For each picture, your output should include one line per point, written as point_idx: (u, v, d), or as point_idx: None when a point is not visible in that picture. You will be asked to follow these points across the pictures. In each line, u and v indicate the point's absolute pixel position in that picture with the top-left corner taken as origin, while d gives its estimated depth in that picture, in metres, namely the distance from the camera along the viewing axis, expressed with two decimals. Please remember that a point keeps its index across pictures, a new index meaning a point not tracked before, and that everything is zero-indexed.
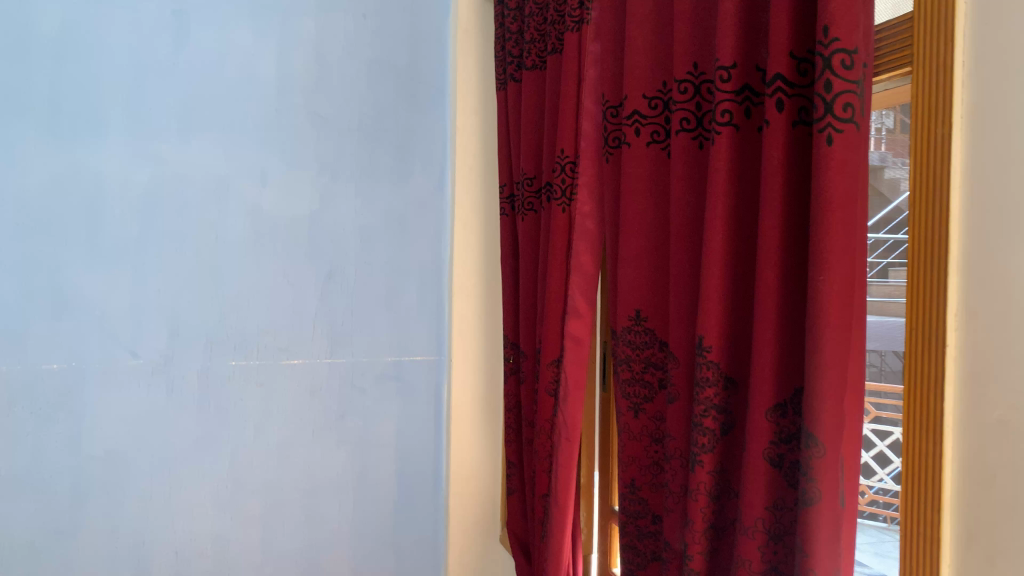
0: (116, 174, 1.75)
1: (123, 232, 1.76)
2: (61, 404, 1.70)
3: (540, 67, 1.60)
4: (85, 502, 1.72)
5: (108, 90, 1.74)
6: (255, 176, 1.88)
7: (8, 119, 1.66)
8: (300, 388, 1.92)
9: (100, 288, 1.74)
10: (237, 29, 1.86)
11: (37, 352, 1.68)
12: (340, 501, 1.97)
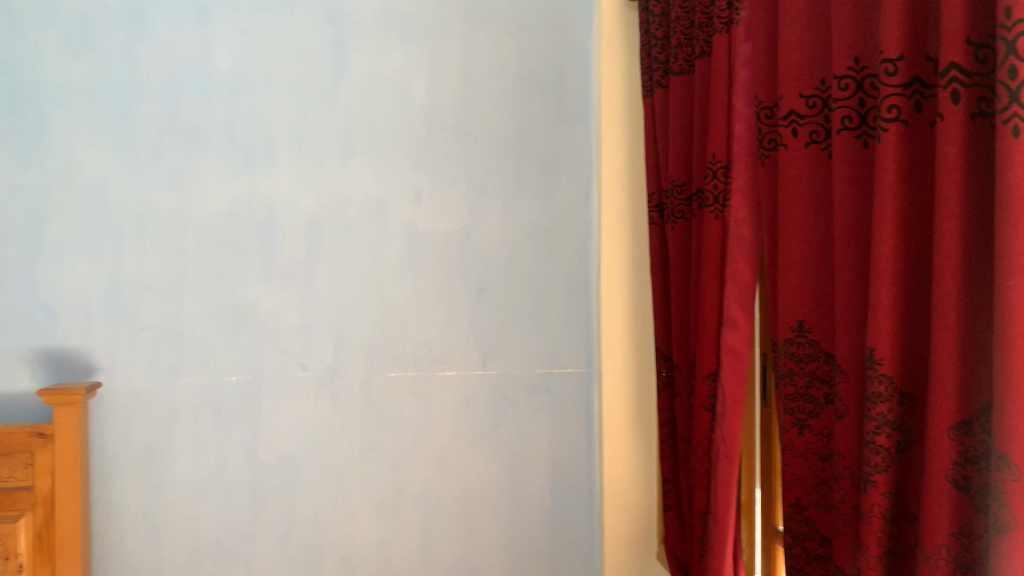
0: (284, 199, 1.89)
1: (292, 254, 1.89)
2: (241, 413, 1.86)
3: (688, 71, 1.56)
4: (263, 504, 1.87)
5: (276, 120, 1.89)
6: (409, 196, 1.95)
7: (191, 154, 1.86)
8: (453, 399, 1.95)
9: (272, 305, 1.89)
10: (389, 54, 1.94)
11: (219, 363, 1.86)
12: (495, 514, 1.97)
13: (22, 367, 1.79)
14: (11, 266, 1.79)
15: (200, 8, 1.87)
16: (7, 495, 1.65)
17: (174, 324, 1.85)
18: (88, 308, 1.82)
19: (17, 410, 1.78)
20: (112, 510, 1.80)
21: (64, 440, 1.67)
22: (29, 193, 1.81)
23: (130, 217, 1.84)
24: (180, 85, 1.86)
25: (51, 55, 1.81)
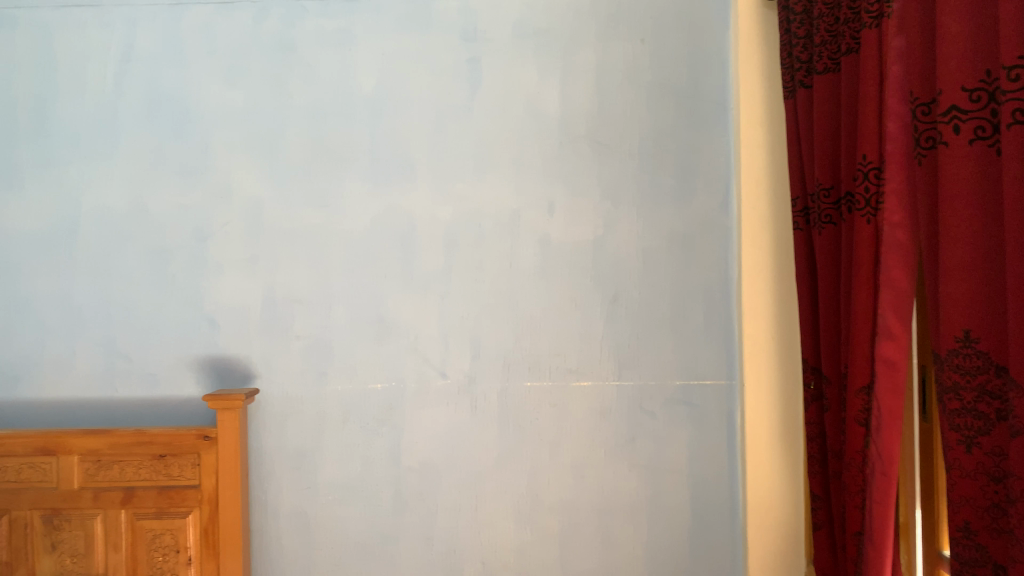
0: (423, 212, 1.96)
1: (431, 265, 1.95)
2: (384, 419, 1.93)
3: (833, 70, 1.50)
4: (406, 508, 1.93)
5: (414, 136, 1.96)
6: (543, 207, 1.96)
7: (337, 172, 1.96)
8: (589, 409, 1.94)
9: (413, 316, 1.95)
10: (522, 68, 1.96)
11: (364, 372, 1.94)
12: (634, 527, 1.94)
13: (189, 373, 1.95)
14: (180, 281, 1.95)
15: (343, 33, 1.96)
16: (177, 493, 1.79)
17: (322, 334, 1.94)
18: (246, 319, 1.95)
19: (186, 413, 1.94)
20: (268, 509, 1.92)
21: (226, 443, 1.79)
22: (195, 213, 1.96)
23: (282, 233, 1.95)
24: (326, 106, 1.96)
25: (211, 85, 1.96)
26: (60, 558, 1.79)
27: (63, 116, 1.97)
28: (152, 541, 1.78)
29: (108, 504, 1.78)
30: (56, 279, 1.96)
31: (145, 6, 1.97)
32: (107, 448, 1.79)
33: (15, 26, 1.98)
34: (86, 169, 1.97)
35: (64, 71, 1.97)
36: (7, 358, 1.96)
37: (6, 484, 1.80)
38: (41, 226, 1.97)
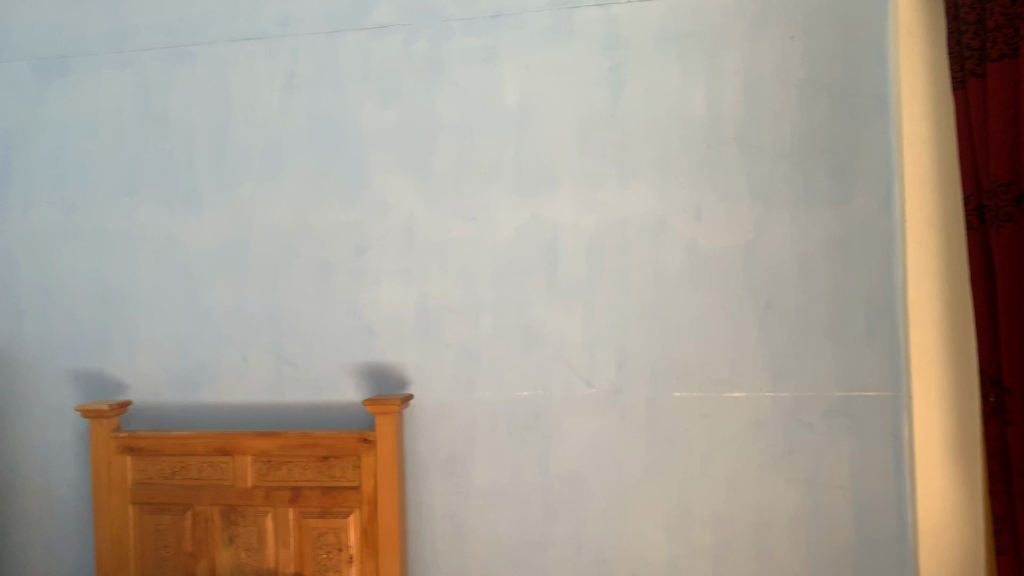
0: (568, 221, 1.97)
1: (576, 273, 1.96)
2: (532, 427, 1.96)
3: (1011, 56, 1.38)
4: (556, 515, 1.94)
5: (559, 146, 1.98)
6: (691, 213, 1.92)
7: (483, 184, 2.00)
8: (743, 421, 1.88)
9: (559, 325, 1.96)
10: (667, 73, 1.94)
11: (512, 380, 1.97)
12: (793, 545, 1.86)
13: (350, 379, 2.05)
14: (340, 293, 2.06)
15: (489, 49, 2.01)
16: (339, 493, 1.88)
17: (473, 343, 1.99)
18: (400, 327, 2.03)
19: (348, 417, 2.05)
20: (423, 511, 1.99)
21: (383, 447, 1.86)
22: (352, 228, 2.06)
23: (433, 246, 2.02)
24: (473, 121, 2.01)
25: (366, 106, 2.07)
26: (237, 551, 1.92)
27: (236, 141, 2.13)
28: (317, 538, 1.89)
29: (277, 501, 1.91)
30: (231, 292, 2.12)
31: (306, 35, 2.10)
32: (277, 449, 1.92)
33: (195, 62, 2.16)
34: (256, 190, 2.12)
35: (236, 100, 2.14)
36: (190, 365, 2.14)
37: (190, 481, 1.96)
38: (218, 243, 2.14)
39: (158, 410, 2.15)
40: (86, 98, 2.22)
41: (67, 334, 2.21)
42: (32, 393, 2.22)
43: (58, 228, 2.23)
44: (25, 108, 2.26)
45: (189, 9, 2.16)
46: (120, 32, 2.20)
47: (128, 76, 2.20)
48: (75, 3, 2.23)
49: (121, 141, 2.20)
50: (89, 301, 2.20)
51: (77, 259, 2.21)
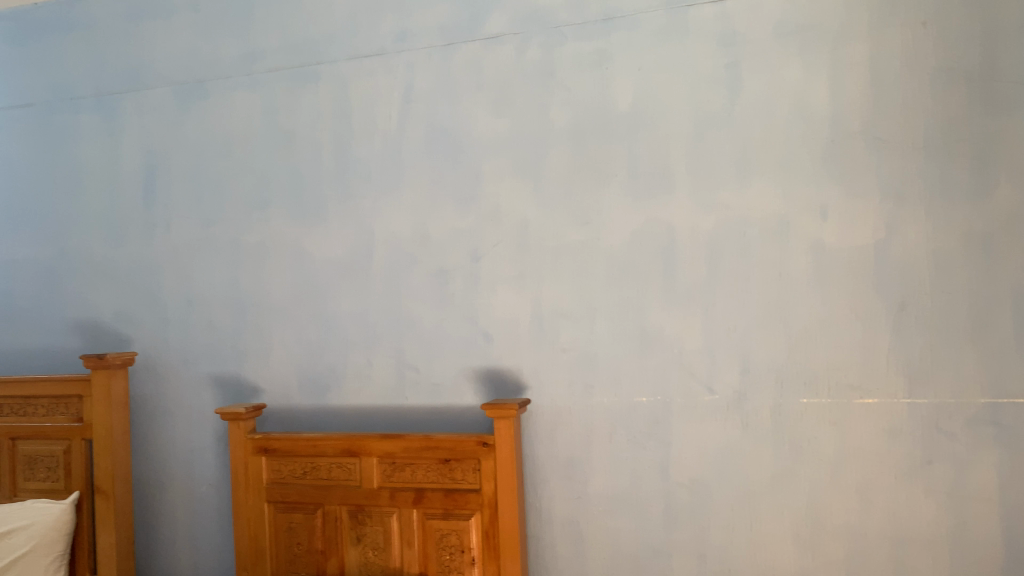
0: (685, 223, 1.93)
1: (694, 276, 1.92)
2: (652, 434, 1.93)
3: None
4: (677, 523, 1.90)
5: (674, 147, 1.95)
6: (815, 211, 1.85)
7: (597, 188, 1.99)
8: (876, 428, 1.79)
9: (678, 329, 1.92)
10: (786, 67, 1.88)
11: (629, 385, 1.95)
12: (934, 560, 1.75)
13: (468, 384, 2.09)
14: (458, 299, 2.10)
15: (601, 53, 2.01)
16: (461, 496, 1.91)
17: (589, 348, 1.98)
18: (517, 332, 2.05)
19: (467, 421, 2.08)
20: (543, 516, 2.00)
21: (502, 451, 1.87)
22: (469, 236, 2.10)
23: (548, 251, 2.03)
24: (586, 126, 2.01)
25: (480, 115, 2.10)
26: (364, 550, 1.99)
27: (357, 154, 2.21)
28: (440, 540, 1.92)
29: (402, 503, 1.96)
30: (355, 300, 2.20)
31: (422, 49, 2.16)
32: (400, 452, 1.97)
33: (318, 80, 2.26)
34: (376, 201, 2.19)
35: (357, 115, 2.22)
36: (318, 370, 2.23)
37: (320, 481, 2.04)
38: (341, 253, 2.22)
39: (290, 413, 2.26)
40: (221, 119, 2.36)
41: (206, 341, 2.35)
42: (176, 397, 2.37)
43: (197, 242, 2.37)
44: (167, 131, 2.42)
45: (312, 29, 2.26)
46: (250, 55, 2.33)
47: (257, 96, 2.32)
48: (209, 31, 2.38)
49: (252, 158, 2.33)
50: (225, 310, 2.33)
51: (215, 271, 2.35)
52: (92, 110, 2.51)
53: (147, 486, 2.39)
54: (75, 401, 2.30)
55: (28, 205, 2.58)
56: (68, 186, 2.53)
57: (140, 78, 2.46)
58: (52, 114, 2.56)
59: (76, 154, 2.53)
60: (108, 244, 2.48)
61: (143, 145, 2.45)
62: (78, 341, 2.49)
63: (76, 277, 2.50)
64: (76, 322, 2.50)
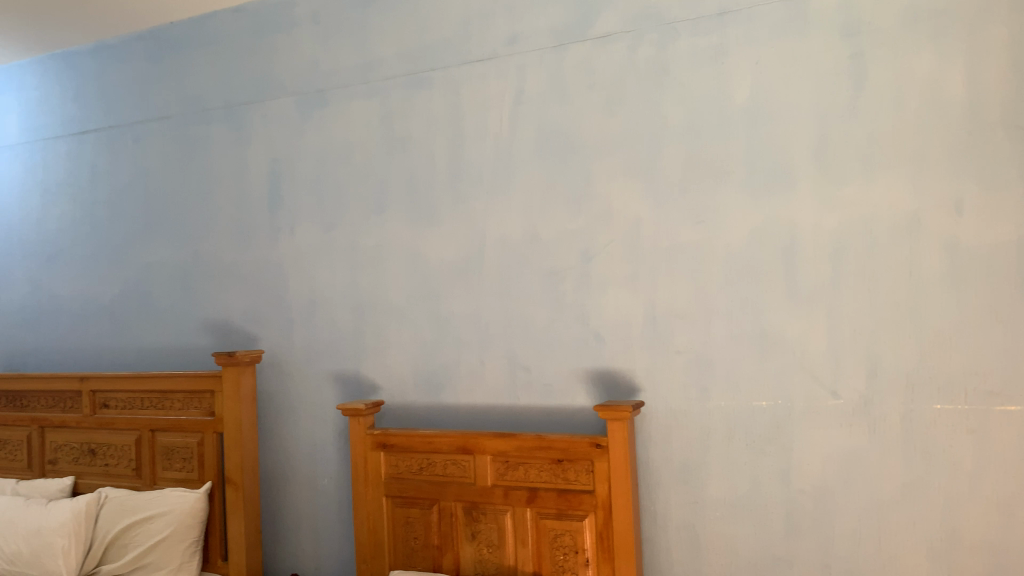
0: (807, 220, 1.86)
1: (817, 276, 1.85)
2: (772, 438, 1.86)
3: None
4: (799, 531, 1.83)
5: (794, 143, 1.88)
6: (949, 207, 1.74)
7: (713, 186, 1.95)
8: (1021, 438, 1.66)
9: (800, 331, 1.85)
10: (917, 55, 1.78)
11: (748, 388, 1.89)
12: None
13: (581, 385, 2.08)
14: (570, 300, 2.10)
15: (716, 48, 1.96)
16: (574, 497, 1.90)
17: (705, 349, 1.94)
18: (630, 334, 2.02)
19: (580, 422, 2.07)
20: (658, 520, 1.97)
21: (616, 452, 1.85)
22: (580, 236, 2.09)
23: (661, 251, 1.99)
24: (700, 123, 1.97)
25: (593, 115, 2.09)
26: (479, 547, 2.01)
27: (470, 157, 2.25)
28: (554, 539, 1.92)
29: (516, 501, 1.97)
30: (468, 301, 2.24)
31: (534, 51, 2.17)
32: (514, 450, 1.98)
33: (432, 86, 2.31)
34: (489, 203, 2.22)
35: (470, 119, 2.25)
36: (433, 369, 2.28)
37: (435, 477, 2.08)
38: (455, 255, 2.26)
39: (406, 411, 2.31)
40: (340, 126, 2.45)
41: (327, 341, 2.44)
42: (299, 394, 2.47)
43: (318, 245, 2.47)
44: (290, 139, 2.53)
45: (426, 37, 2.31)
46: (367, 64, 2.41)
47: (374, 104, 2.39)
48: (329, 41, 2.47)
49: (369, 164, 2.40)
50: (345, 310, 2.42)
51: (334, 273, 2.44)
52: (222, 121, 2.65)
53: (273, 479, 2.49)
54: (208, 396, 2.43)
55: (165, 211, 2.75)
56: (201, 193, 2.68)
57: (265, 89, 2.57)
58: (186, 126, 2.72)
59: (207, 163, 2.68)
60: (236, 247, 2.61)
61: (268, 153, 2.57)
62: (210, 339, 2.64)
63: (208, 279, 2.65)
64: (208, 321, 2.64)
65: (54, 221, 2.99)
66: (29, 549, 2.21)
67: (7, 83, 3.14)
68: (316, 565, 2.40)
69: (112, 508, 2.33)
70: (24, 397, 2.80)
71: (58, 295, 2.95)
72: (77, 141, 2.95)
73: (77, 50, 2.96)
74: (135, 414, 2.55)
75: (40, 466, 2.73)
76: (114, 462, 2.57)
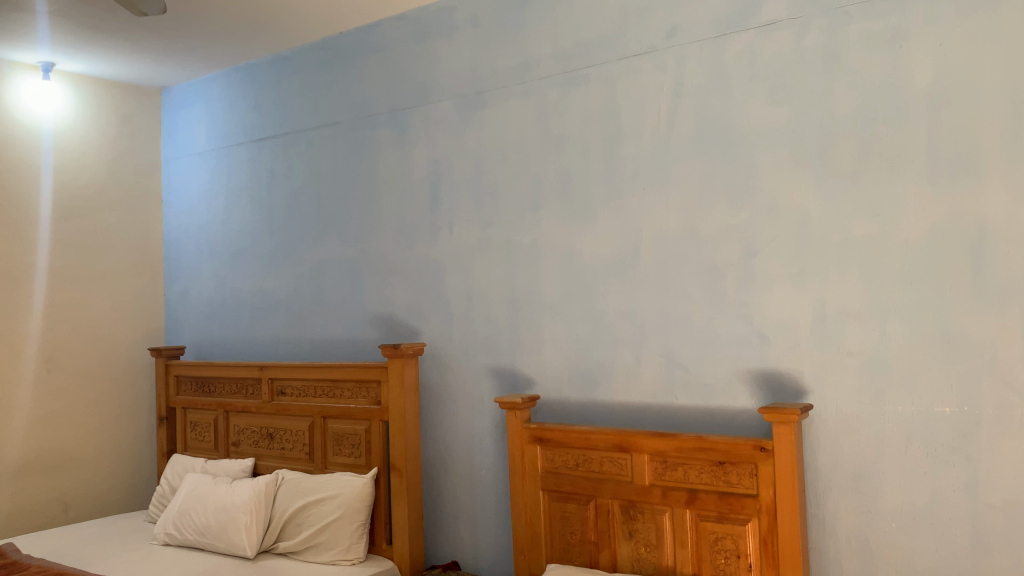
0: (998, 212, 1.70)
1: (1010, 272, 1.68)
2: (957, 448, 1.72)
3: None
4: (987, 549, 1.69)
5: (985, 129, 1.72)
6: None
7: (887, 177, 1.82)
8: None
9: (990, 332, 1.70)
10: None
11: (929, 392, 1.76)
12: None
13: (743, 386, 2.01)
14: (732, 297, 2.03)
15: (893, 30, 1.82)
16: (737, 500, 1.84)
17: (880, 350, 1.82)
18: (796, 333, 1.94)
19: (742, 423, 2.01)
20: (827, 528, 1.87)
21: (782, 456, 1.77)
22: (744, 232, 2.02)
23: (831, 247, 1.89)
24: (875, 110, 1.84)
25: (757, 107, 2.01)
26: (636, 545, 1.99)
27: (626, 153, 2.22)
28: (714, 543, 1.87)
29: (675, 502, 1.94)
30: (624, 298, 2.22)
31: (693, 44, 2.11)
32: (673, 451, 1.94)
33: (589, 83, 2.30)
34: (646, 198, 2.19)
35: (626, 115, 2.23)
36: (589, 366, 2.28)
37: (592, 473, 2.08)
38: (611, 251, 2.25)
39: (562, 406, 2.33)
40: (497, 126, 2.49)
41: (485, 336, 2.49)
42: (459, 386, 2.54)
43: (476, 243, 2.53)
44: (450, 140, 2.60)
45: (583, 34, 2.31)
46: (524, 64, 2.43)
47: (530, 103, 2.42)
48: (487, 44, 2.52)
49: (526, 162, 2.43)
50: (502, 307, 2.46)
51: (491, 269, 2.49)
52: (387, 125, 2.77)
53: (434, 468, 2.58)
54: (374, 386, 2.54)
55: (334, 211, 2.91)
56: (367, 193, 2.82)
57: (427, 93, 2.66)
58: (354, 131, 2.86)
59: (373, 165, 2.80)
60: (399, 245, 2.72)
61: (429, 155, 2.65)
62: (376, 333, 2.77)
63: (373, 275, 2.78)
64: (374, 315, 2.77)
65: (235, 222, 3.23)
66: (216, 523, 2.40)
67: (196, 96, 3.42)
68: (474, 553, 2.46)
69: (288, 489, 2.49)
70: (211, 383, 3.05)
71: (240, 290, 3.20)
72: (256, 147, 3.17)
73: (256, 63, 3.18)
74: (309, 401, 2.71)
75: (225, 447, 2.97)
76: (290, 446, 2.75)
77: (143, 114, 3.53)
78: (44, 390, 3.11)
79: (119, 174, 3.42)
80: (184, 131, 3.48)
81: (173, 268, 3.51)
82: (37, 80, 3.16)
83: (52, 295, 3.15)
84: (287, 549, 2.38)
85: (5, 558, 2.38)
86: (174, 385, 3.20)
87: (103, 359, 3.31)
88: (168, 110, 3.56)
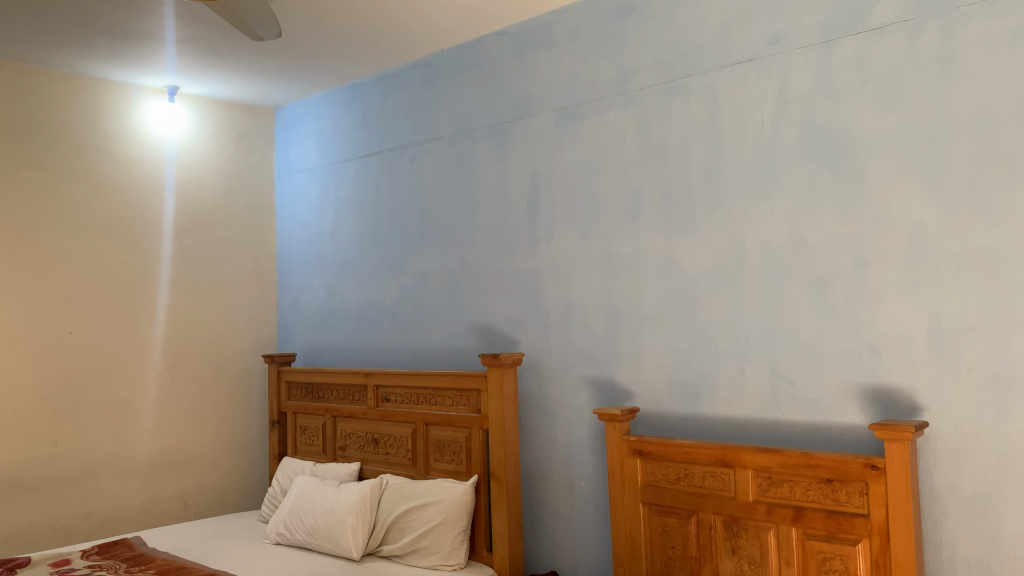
0: None
1: None
2: None
3: None
4: None
5: None
6: None
7: (1010, 183, 1.73)
8: None
9: None
10: None
11: None
12: None
13: (852, 401, 1.94)
14: (840, 310, 1.97)
15: (1016, 30, 1.73)
16: (845, 519, 1.78)
17: (1003, 366, 1.73)
18: (909, 347, 1.86)
19: (851, 440, 1.94)
20: (944, 552, 1.79)
21: (894, 475, 1.70)
22: (853, 242, 1.96)
23: (947, 257, 1.81)
24: (995, 114, 1.76)
25: (866, 113, 1.94)
26: (739, 562, 1.95)
27: (729, 162, 2.19)
28: (822, 563, 1.82)
29: (779, 519, 1.89)
30: (727, 309, 2.18)
31: (798, 50, 2.06)
32: (778, 467, 1.89)
33: (690, 92, 2.28)
34: (749, 209, 2.15)
35: (729, 123, 2.19)
36: (691, 378, 2.25)
37: (694, 488, 2.05)
38: (712, 262, 2.22)
39: (663, 419, 2.31)
40: (596, 138, 2.50)
41: (584, 346, 2.50)
42: (558, 396, 2.55)
43: (575, 253, 2.54)
44: (549, 152, 2.63)
45: (684, 43, 2.29)
46: (624, 75, 2.43)
47: (630, 114, 2.42)
48: (587, 56, 2.53)
49: (625, 172, 2.43)
50: (601, 317, 2.46)
51: (590, 280, 2.49)
52: (487, 139, 2.82)
53: (533, 477, 2.60)
54: (474, 394, 2.59)
55: (437, 223, 2.98)
56: (468, 205, 2.87)
57: (526, 106, 2.70)
58: (456, 145, 2.93)
59: (474, 178, 2.86)
60: (499, 256, 2.76)
61: (528, 167, 2.69)
62: (477, 342, 2.81)
63: (474, 285, 2.83)
64: (475, 325, 2.82)
65: (344, 234, 3.36)
66: (324, 524, 2.49)
67: (307, 114, 3.58)
68: (573, 564, 2.46)
69: (392, 494, 2.56)
70: (320, 389, 3.17)
71: (348, 299, 3.32)
72: (363, 162, 3.29)
73: (363, 81, 3.30)
74: (412, 408, 2.78)
75: (333, 451, 3.07)
76: (393, 452, 2.82)
77: (259, 132, 3.71)
78: (168, 395, 3.30)
79: (236, 189, 3.61)
80: (296, 147, 3.63)
81: (285, 278, 3.67)
82: (162, 103, 3.37)
83: (175, 304, 3.36)
84: (390, 552, 2.44)
85: (133, 551, 2.54)
86: (286, 390, 3.34)
87: (221, 365, 3.48)
88: (280, 127, 3.73)
